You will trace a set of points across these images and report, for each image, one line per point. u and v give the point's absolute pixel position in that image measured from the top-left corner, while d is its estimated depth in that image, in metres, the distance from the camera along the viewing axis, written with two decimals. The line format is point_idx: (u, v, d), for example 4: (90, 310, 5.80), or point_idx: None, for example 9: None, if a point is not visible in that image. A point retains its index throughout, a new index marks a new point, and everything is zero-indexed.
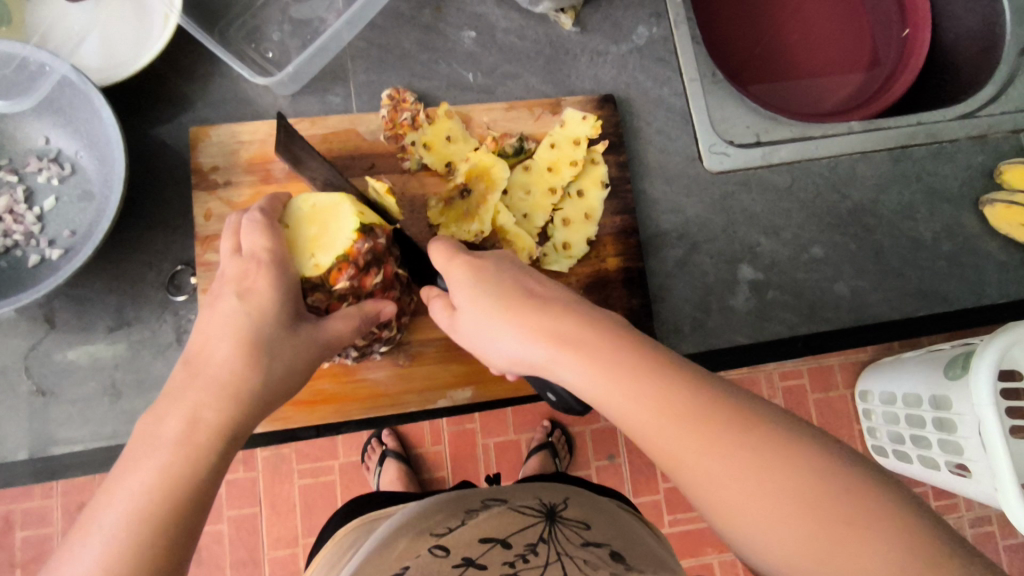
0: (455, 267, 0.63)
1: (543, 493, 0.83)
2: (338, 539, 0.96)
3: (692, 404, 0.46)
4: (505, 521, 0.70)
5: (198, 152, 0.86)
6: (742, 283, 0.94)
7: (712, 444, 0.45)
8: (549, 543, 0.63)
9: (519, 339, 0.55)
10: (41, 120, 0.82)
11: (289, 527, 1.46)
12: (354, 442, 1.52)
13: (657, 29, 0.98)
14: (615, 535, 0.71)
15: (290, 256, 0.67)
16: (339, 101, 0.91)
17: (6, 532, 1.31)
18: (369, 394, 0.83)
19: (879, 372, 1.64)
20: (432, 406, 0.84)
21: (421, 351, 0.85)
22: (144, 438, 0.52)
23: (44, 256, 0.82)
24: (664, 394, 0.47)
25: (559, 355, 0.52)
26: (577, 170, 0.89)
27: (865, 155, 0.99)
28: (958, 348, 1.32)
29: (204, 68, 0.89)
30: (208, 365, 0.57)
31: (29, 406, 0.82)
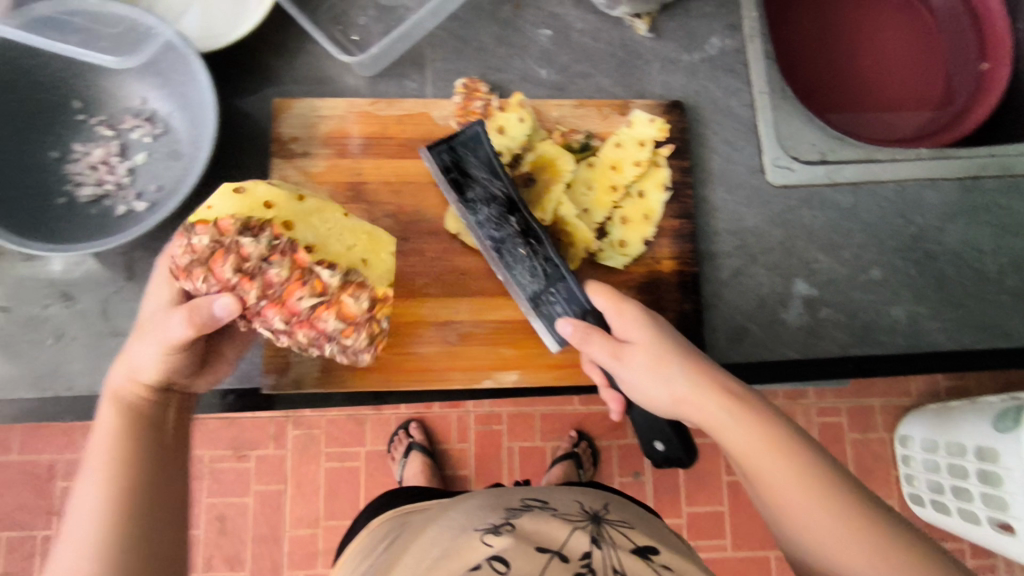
0: (601, 296, 0.78)
1: (583, 497, 0.88)
2: (378, 527, 1.05)
3: (802, 453, 0.63)
4: (553, 522, 0.76)
5: (280, 123, 0.90)
6: (796, 298, 0.94)
7: (796, 468, 0.62)
8: (602, 552, 0.71)
9: (653, 361, 0.72)
10: (141, 82, 0.87)
11: (312, 507, 1.57)
12: (382, 432, 1.63)
13: (730, 41, 0.99)
14: (653, 536, 0.79)
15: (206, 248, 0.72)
16: (415, 86, 0.94)
17: (49, 481, 1.54)
18: (418, 367, 0.86)
19: (923, 416, 1.59)
20: (477, 386, 0.86)
21: (472, 331, 0.87)
22: (122, 433, 0.62)
23: (131, 208, 0.87)
24: (783, 440, 0.64)
25: (701, 384, 0.68)
26: (640, 171, 0.91)
27: (934, 182, 0.98)
28: (1005, 399, 1.30)
29: (293, 45, 0.94)
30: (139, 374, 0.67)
31: (103, 346, 0.87)
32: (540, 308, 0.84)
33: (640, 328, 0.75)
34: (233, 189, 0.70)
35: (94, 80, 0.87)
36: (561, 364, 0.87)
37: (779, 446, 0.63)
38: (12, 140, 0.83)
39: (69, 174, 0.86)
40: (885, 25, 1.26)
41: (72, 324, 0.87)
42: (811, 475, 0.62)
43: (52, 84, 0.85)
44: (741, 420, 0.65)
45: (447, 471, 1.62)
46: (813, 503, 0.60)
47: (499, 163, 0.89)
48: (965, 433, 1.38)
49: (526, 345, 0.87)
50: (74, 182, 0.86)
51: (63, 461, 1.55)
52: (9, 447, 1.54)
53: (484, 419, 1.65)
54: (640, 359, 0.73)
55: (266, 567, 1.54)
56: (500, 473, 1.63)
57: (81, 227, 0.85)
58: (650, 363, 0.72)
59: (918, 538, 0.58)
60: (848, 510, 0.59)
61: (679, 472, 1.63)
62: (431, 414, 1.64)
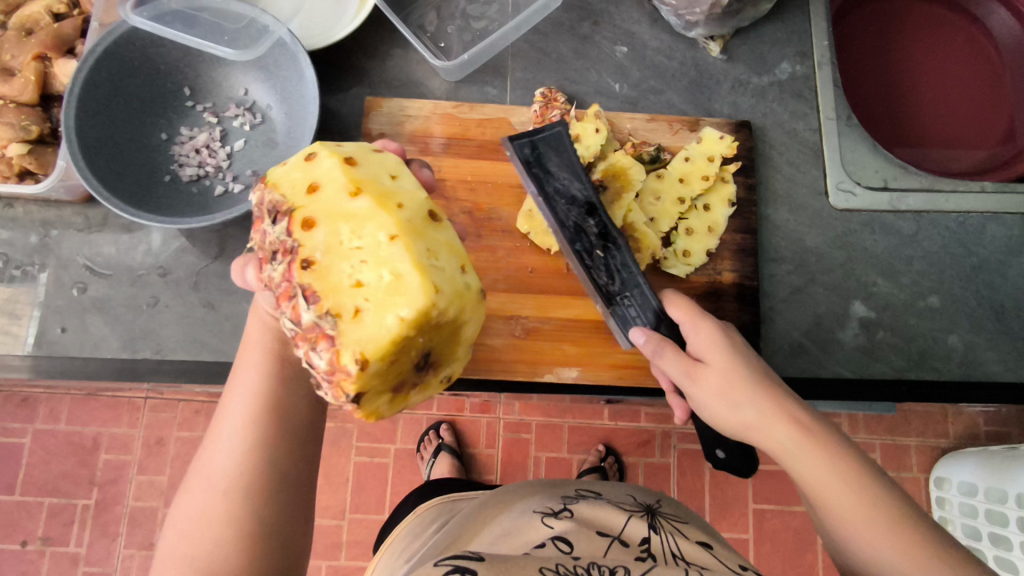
0: (679, 311, 0.79)
1: (636, 492, 0.91)
2: (421, 514, 1.09)
3: (866, 482, 0.64)
4: (609, 511, 0.80)
5: (370, 119, 0.96)
6: (853, 319, 0.96)
7: (861, 495, 0.64)
8: (660, 539, 0.74)
9: (724, 386, 0.71)
10: (246, 74, 0.95)
11: (339, 498, 1.64)
12: (412, 432, 1.70)
13: (800, 66, 1.03)
14: (706, 532, 0.82)
15: None
16: (496, 93, 1.00)
17: (93, 452, 1.61)
18: (484, 357, 0.90)
19: (958, 459, 1.57)
20: (539, 378, 0.90)
21: (538, 327, 0.92)
22: (256, 365, 0.68)
23: (228, 188, 0.94)
24: (850, 469, 0.65)
25: (774, 413, 0.68)
26: (708, 185, 0.94)
27: (997, 215, 0.99)
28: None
29: (384, 48, 1.00)
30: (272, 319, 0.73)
31: (192, 315, 0.93)
32: (616, 308, 0.86)
33: (713, 347, 0.74)
34: (305, 157, 0.61)
35: (205, 70, 0.95)
36: (621, 364, 0.91)
37: (845, 478, 0.64)
38: (132, 120, 0.91)
39: (175, 154, 0.93)
40: (948, 63, 1.32)
41: (165, 293, 0.93)
42: (874, 508, 0.63)
43: (167, 72, 0.93)
44: (810, 452, 0.66)
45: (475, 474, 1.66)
46: (874, 532, 0.62)
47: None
48: (1004, 479, 1.39)
49: (587, 344, 0.91)
50: (178, 162, 0.93)
51: (111, 433, 1.62)
52: (61, 416, 1.62)
53: (513, 427, 1.68)
54: (711, 381, 0.72)
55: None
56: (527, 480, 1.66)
57: (183, 203, 0.92)
58: (721, 387, 0.71)
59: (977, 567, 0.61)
60: (912, 542, 0.61)
61: (704, 494, 1.65)
62: (461, 418, 1.69)
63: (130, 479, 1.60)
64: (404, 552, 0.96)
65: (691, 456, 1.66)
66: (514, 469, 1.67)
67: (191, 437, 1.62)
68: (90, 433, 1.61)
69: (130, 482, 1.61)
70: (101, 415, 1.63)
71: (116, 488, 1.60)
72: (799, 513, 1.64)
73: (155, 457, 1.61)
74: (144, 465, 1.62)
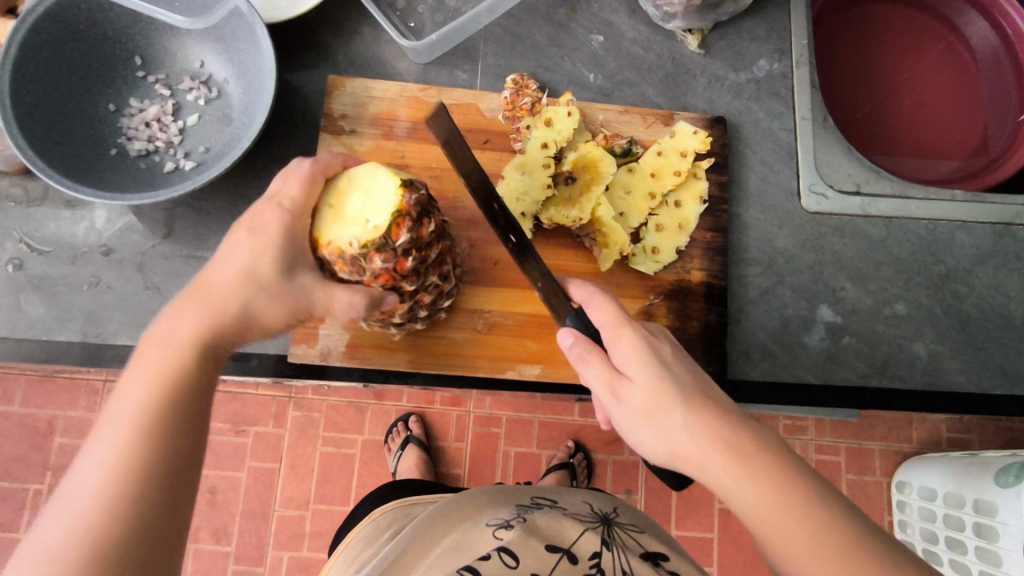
0: (602, 312, 0.68)
1: (593, 500, 0.94)
2: (376, 518, 1.10)
3: (814, 516, 0.54)
4: (565, 522, 0.81)
5: (332, 98, 0.92)
6: (820, 323, 0.94)
7: (806, 534, 0.54)
8: (611, 555, 0.76)
9: (649, 405, 0.61)
10: (201, 45, 0.90)
11: (303, 488, 1.61)
12: (381, 422, 1.67)
13: (778, 64, 1.01)
14: (661, 541, 0.86)
15: (335, 231, 0.67)
16: (466, 77, 0.96)
17: (47, 435, 1.55)
18: (442, 351, 0.88)
19: (920, 464, 1.59)
20: (501, 375, 0.88)
21: (500, 322, 0.89)
22: (151, 365, 0.56)
23: (179, 165, 0.89)
24: (789, 499, 0.55)
25: (701, 434, 0.59)
26: (679, 181, 0.92)
27: (966, 224, 0.98)
28: (1008, 456, 1.31)
29: (351, 26, 0.96)
30: (212, 288, 0.62)
31: (136, 298, 0.88)
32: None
33: (638, 359, 0.64)
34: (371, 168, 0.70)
35: (158, 39, 0.90)
36: None
37: (790, 506, 0.55)
38: (76, 88, 0.85)
39: (124, 127, 0.89)
40: (927, 70, 1.32)
41: (108, 273, 0.88)
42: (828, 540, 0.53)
43: (116, 39, 0.87)
44: (750, 482, 0.56)
45: (441, 468, 1.63)
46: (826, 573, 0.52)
47: (545, 155, 0.88)
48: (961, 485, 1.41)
49: (549, 341, 0.89)
50: (126, 135, 0.88)
51: (65, 417, 1.56)
52: (14, 398, 1.56)
53: (482, 421, 1.66)
54: (637, 399, 0.62)
55: (252, 543, 1.57)
56: (493, 475, 1.64)
57: (129, 178, 0.86)
58: (648, 408, 0.61)
59: None
60: None
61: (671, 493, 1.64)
62: (431, 410, 1.66)
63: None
64: (358, 556, 0.97)
65: None
66: (483, 463, 1.65)
67: None
68: (45, 415, 1.56)
69: None
70: (58, 397, 1.57)
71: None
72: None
73: None
74: None
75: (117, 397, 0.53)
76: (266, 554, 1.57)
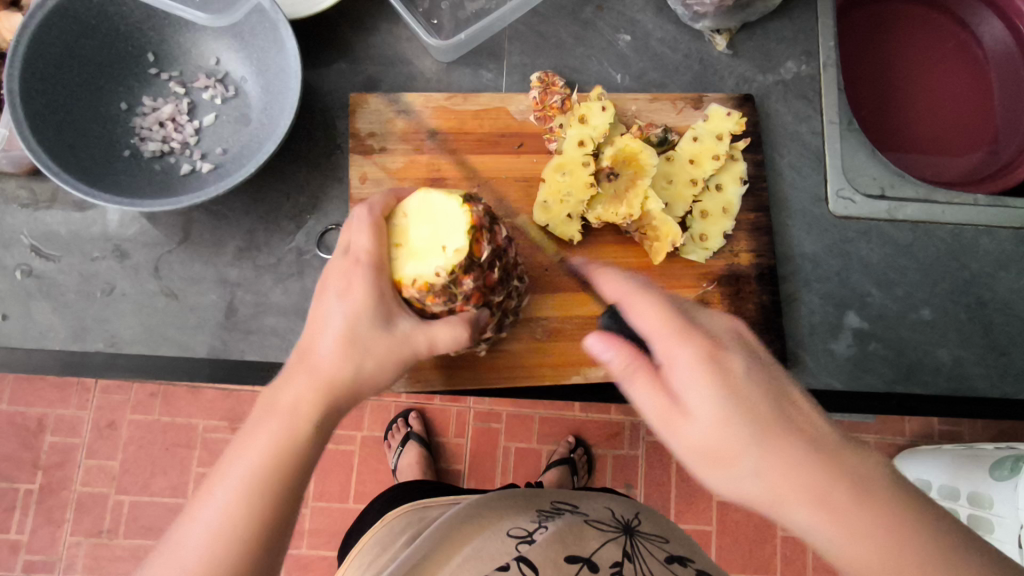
0: (651, 320, 0.60)
1: (615, 505, 0.94)
2: (391, 520, 1.08)
3: (907, 555, 0.51)
4: (588, 531, 0.81)
5: (358, 119, 0.89)
6: (847, 329, 0.94)
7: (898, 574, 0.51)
8: (633, 564, 0.76)
9: (714, 446, 0.55)
10: (218, 42, 0.86)
11: None
12: (380, 418, 1.65)
13: (806, 67, 0.99)
14: (687, 550, 0.85)
15: (425, 267, 0.69)
16: (490, 77, 0.94)
17: (38, 434, 1.52)
18: (506, 363, 0.87)
19: (914, 456, 1.61)
20: (567, 381, 0.87)
21: (558, 328, 0.88)
22: (264, 437, 0.61)
23: (195, 167, 0.85)
24: (872, 537, 0.51)
25: (771, 479, 0.54)
26: (720, 164, 0.90)
27: (990, 229, 0.98)
28: (1002, 449, 1.33)
29: (371, 22, 0.93)
30: (316, 355, 0.66)
31: (150, 305, 0.85)
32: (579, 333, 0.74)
33: (700, 389, 0.56)
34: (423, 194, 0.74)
35: (171, 36, 0.86)
36: None
37: (894, 562, 0.51)
38: (88, 86, 0.82)
39: (137, 127, 0.85)
40: (942, 69, 1.31)
41: (121, 280, 0.85)
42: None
43: (129, 34, 0.83)
44: (836, 532, 0.52)
45: (441, 464, 1.62)
46: None
47: (583, 154, 0.87)
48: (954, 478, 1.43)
49: None
50: (139, 136, 0.85)
51: (57, 414, 1.53)
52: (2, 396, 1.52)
53: (483, 416, 1.65)
54: (699, 437, 0.56)
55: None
56: (494, 471, 1.63)
57: (144, 181, 0.83)
58: (711, 451, 0.56)
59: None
60: None
61: (670, 487, 1.64)
62: (431, 406, 1.65)
63: (78, 464, 1.51)
64: (375, 559, 0.96)
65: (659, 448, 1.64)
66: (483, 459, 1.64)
67: (146, 421, 1.54)
68: (35, 413, 1.52)
69: (78, 465, 1.51)
70: (49, 394, 1.53)
71: (63, 473, 1.51)
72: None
73: (106, 439, 1.52)
74: (94, 448, 1.52)
75: (231, 465, 0.61)
76: None
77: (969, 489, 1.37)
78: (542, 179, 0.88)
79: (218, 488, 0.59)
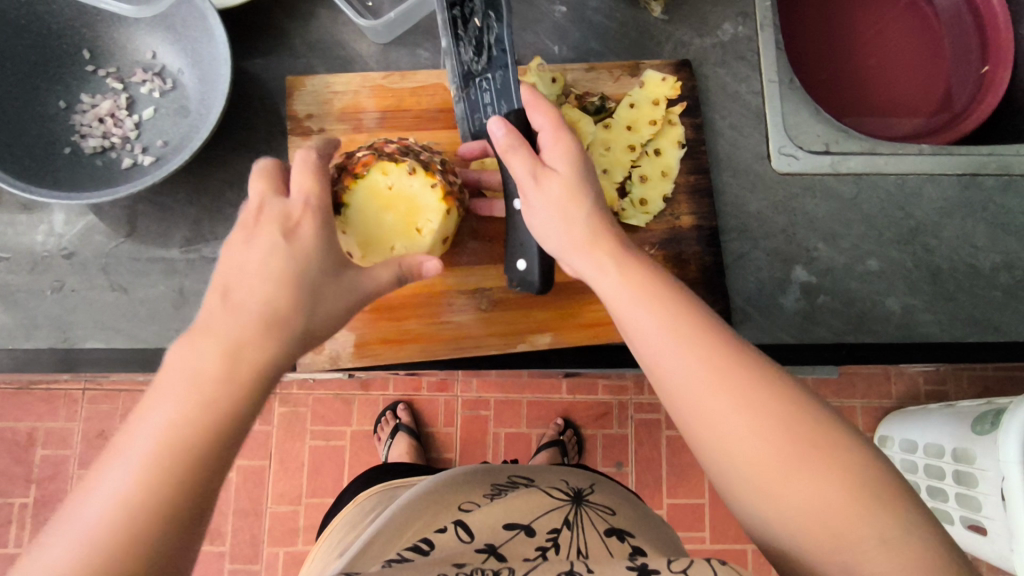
0: (544, 116, 0.71)
1: (570, 478, 0.94)
2: (362, 500, 1.11)
3: (674, 304, 0.60)
4: (533, 499, 0.82)
5: (295, 101, 0.90)
6: (794, 284, 0.95)
7: (660, 314, 0.60)
8: (570, 532, 0.76)
9: (562, 197, 0.68)
10: (152, 35, 0.87)
11: (295, 483, 1.60)
12: (370, 412, 1.66)
13: (743, 28, 1.00)
14: (633, 520, 0.85)
15: (417, 189, 0.80)
16: (428, 56, 0.95)
17: (29, 448, 1.54)
18: (453, 336, 0.89)
19: (905, 417, 1.63)
20: (514, 350, 0.89)
21: (504, 298, 0.89)
22: (176, 398, 0.53)
23: (137, 161, 0.86)
24: (651, 287, 0.62)
25: (579, 236, 0.67)
26: (656, 129, 0.93)
27: (934, 177, 1.00)
28: (984, 405, 1.34)
29: (306, 8, 0.93)
30: (239, 304, 0.59)
31: (100, 301, 0.85)
32: (469, 91, 0.78)
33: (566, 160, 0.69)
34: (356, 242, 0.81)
35: (104, 31, 0.86)
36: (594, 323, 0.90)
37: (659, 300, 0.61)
38: (23, 86, 0.83)
39: (76, 124, 0.85)
40: (892, 25, 1.31)
41: (70, 277, 0.86)
42: (703, 357, 0.56)
43: (61, 32, 0.84)
44: (616, 270, 0.64)
45: (432, 454, 1.64)
46: (676, 345, 0.57)
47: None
48: (942, 435, 1.43)
49: (553, 308, 0.90)
50: (79, 132, 0.85)
51: (47, 427, 1.55)
52: None
53: (471, 404, 1.66)
54: (551, 190, 0.68)
55: (246, 541, 1.57)
56: (485, 457, 1.64)
57: (85, 177, 0.84)
58: (556, 200, 0.68)
59: (789, 381, 0.56)
60: (715, 352, 0.56)
61: (661, 464, 1.65)
62: (420, 398, 1.66)
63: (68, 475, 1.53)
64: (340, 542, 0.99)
65: (648, 424, 1.66)
66: (473, 447, 1.65)
67: None
68: (25, 427, 1.54)
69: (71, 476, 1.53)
70: (38, 408, 1.55)
71: (55, 486, 1.54)
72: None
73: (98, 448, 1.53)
74: (86, 458, 1.54)
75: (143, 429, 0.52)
76: (262, 551, 1.57)
77: (954, 445, 1.38)
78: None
79: (143, 429, 0.52)
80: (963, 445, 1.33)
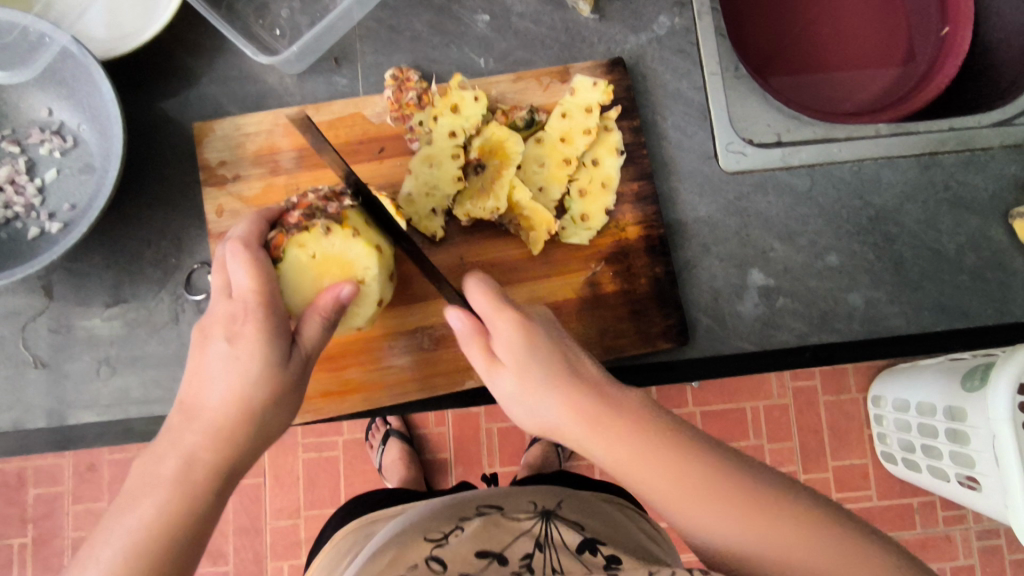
0: (481, 297, 0.64)
1: (537, 496, 0.88)
2: (337, 543, 1.02)
3: (638, 431, 0.57)
4: (500, 525, 0.77)
5: (205, 148, 0.86)
6: (751, 288, 0.91)
7: (623, 440, 0.56)
8: (543, 554, 0.71)
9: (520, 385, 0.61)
10: (44, 92, 0.81)
11: (291, 498, 1.53)
12: (360, 422, 1.62)
13: (679, 19, 0.94)
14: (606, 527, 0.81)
15: (341, 245, 0.75)
16: (346, 82, 0.89)
17: (20, 488, 1.49)
18: (396, 380, 0.85)
19: (895, 375, 1.52)
20: (460, 387, 0.85)
21: (446, 334, 0.86)
22: (142, 511, 0.53)
23: (44, 228, 0.81)
24: (593, 415, 0.58)
25: (516, 367, 0.61)
26: (591, 139, 0.88)
27: (891, 160, 0.95)
28: (978, 357, 1.23)
29: (210, 44, 0.88)
30: (202, 407, 0.59)
31: (24, 379, 0.82)
32: None
33: (499, 313, 0.63)
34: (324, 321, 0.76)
35: None
36: None
37: (628, 440, 0.56)
38: None
39: None
40: None
41: None
42: (665, 468, 0.55)
43: None
44: (566, 412, 0.58)
45: (426, 455, 1.58)
46: (647, 463, 0.55)
47: (453, 144, 0.85)
48: (931, 392, 1.34)
49: None
50: None
51: (35, 468, 1.50)
52: None
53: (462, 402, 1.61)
54: (505, 383, 0.62)
55: (250, 559, 1.52)
56: (481, 456, 1.57)
57: None
58: (514, 389, 0.61)
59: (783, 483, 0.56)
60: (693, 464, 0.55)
61: None
62: None
63: (64, 512, 1.48)
64: None
65: None
66: (468, 446, 1.58)
67: (123, 460, 1.51)
68: (14, 469, 1.49)
69: (66, 514, 1.49)
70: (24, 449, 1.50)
71: (52, 522, 1.48)
72: (749, 447, 1.60)
73: (88, 484, 1.49)
74: (79, 494, 1.50)
75: (105, 547, 0.52)
76: (266, 567, 1.51)
77: (947, 404, 1.28)
78: (409, 171, 0.85)
79: (105, 544, 0.52)
80: (956, 403, 1.24)
